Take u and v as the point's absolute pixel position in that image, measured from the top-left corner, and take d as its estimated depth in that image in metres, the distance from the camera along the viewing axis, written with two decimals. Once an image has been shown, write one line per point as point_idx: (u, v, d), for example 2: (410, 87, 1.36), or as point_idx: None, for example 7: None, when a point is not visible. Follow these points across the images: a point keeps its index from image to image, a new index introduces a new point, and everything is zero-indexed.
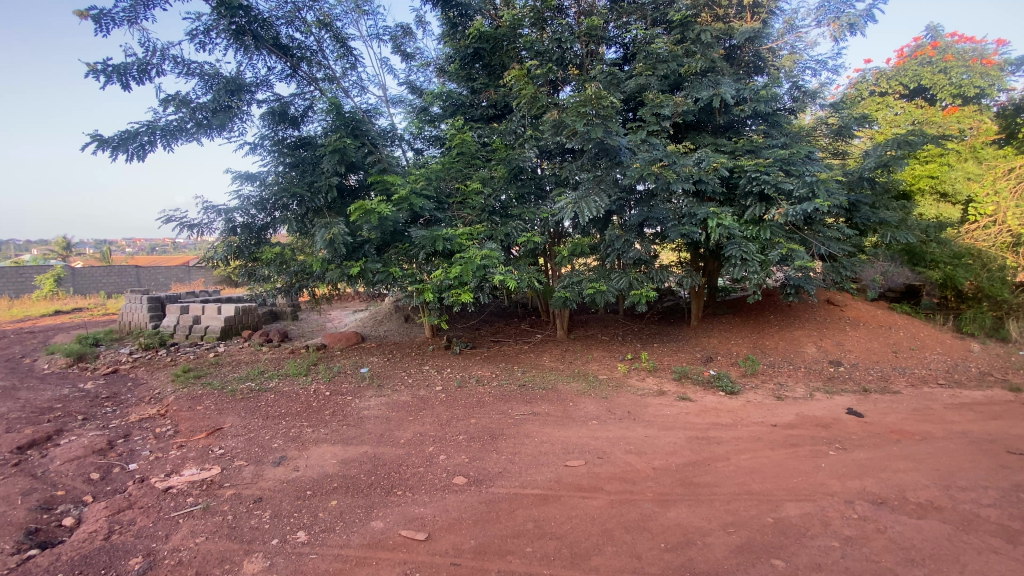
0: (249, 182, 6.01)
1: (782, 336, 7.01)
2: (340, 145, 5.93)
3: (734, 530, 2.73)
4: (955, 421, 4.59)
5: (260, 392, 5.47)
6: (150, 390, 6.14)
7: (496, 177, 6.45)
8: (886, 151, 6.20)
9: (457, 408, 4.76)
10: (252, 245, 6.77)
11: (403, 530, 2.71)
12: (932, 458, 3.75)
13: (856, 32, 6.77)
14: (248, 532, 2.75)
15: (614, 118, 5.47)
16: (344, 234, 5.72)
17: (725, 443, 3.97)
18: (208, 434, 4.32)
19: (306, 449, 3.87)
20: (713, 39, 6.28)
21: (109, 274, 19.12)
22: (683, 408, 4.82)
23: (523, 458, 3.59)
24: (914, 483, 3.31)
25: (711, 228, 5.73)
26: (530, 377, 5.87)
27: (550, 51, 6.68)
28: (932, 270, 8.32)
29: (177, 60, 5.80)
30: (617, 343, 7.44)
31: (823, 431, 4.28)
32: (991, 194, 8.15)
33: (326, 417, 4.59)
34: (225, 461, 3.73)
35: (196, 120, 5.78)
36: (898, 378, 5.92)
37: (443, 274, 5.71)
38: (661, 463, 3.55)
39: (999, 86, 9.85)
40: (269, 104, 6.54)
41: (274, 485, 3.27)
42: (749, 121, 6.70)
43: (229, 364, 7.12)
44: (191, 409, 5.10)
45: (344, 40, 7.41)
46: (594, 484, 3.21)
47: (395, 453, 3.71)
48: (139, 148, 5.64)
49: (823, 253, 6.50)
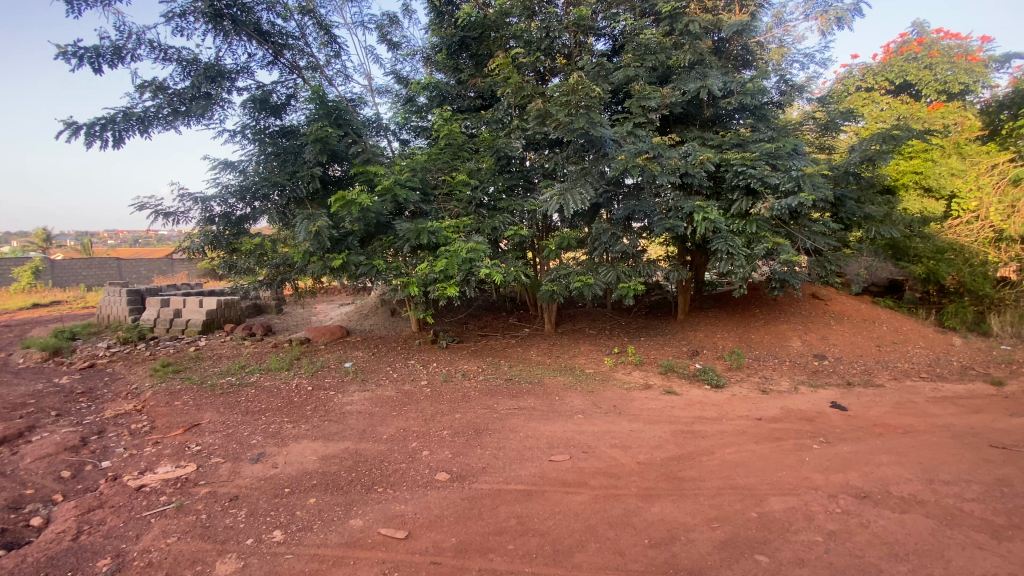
0: (229, 172, 5.86)
1: (767, 330, 7.03)
2: (322, 135, 5.79)
3: (718, 526, 2.70)
4: (937, 415, 4.62)
5: (240, 387, 5.36)
6: (127, 385, 5.99)
7: (483, 168, 6.36)
8: (870, 146, 6.24)
9: (442, 403, 4.70)
10: (229, 236, 6.59)
11: (383, 528, 2.65)
12: (916, 452, 3.76)
13: (844, 26, 6.76)
14: (222, 532, 2.67)
15: (599, 107, 5.40)
16: (327, 226, 5.57)
17: (709, 436, 3.96)
18: (185, 430, 4.22)
19: (286, 445, 3.78)
20: (701, 30, 6.23)
21: (89, 266, 18.64)
22: (669, 402, 4.80)
23: (507, 454, 3.53)
24: (898, 477, 3.32)
25: (697, 222, 5.70)
26: (516, 371, 5.82)
27: (539, 40, 6.58)
28: (915, 265, 8.50)
29: (153, 45, 5.61)
30: (605, 337, 7.42)
31: (807, 424, 4.29)
32: (974, 190, 8.13)
33: (307, 413, 4.50)
34: (201, 458, 3.64)
35: (173, 108, 5.61)
36: (881, 372, 5.97)
37: (428, 268, 5.61)
38: (646, 458, 3.52)
39: (984, 82, 9.91)
40: (250, 92, 6.37)
41: (251, 483, 3.19)
42: (736, 115, 6.66)
43: (210, 359, 6.98)
44: (169, 404, 4.98)
45: (327, 27, 7.28)
46: (578, 480, 3.17)
47: (377, 449, 3.64)
48: (115, 135, 5.45)
49: (809, 247, 6.52)
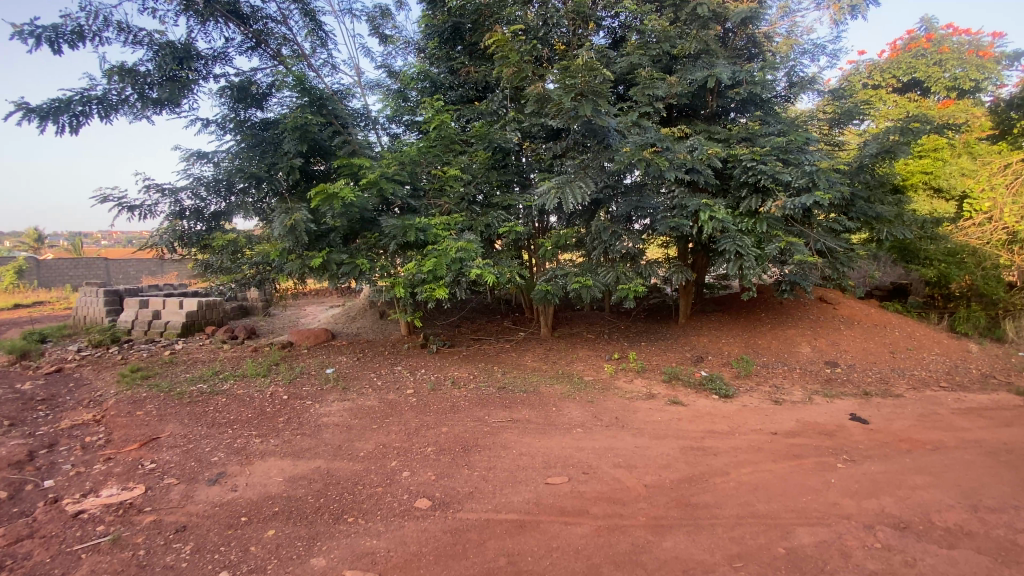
0: (201, 163, 5.45)
1: (774, 335, 6.67)
2: (302, 122, 5.40)
3: (741, 565, 2.32)
4: (966, 428, 4.26)
5: (210, 396, 4.94)
6: (91, 392, 5.55)
7: (476, 163, 6.00)
8: (886, 138, 5.92)
9: (428, 414, 4.30)
10: (202, 231, 6.23)
11: (349, 569, 2.25)
12: (951, 472, 3.40)
13: (857, 15, 6.44)
14: (159, 573, 2.26)
15: (605, 94, 4.98)
16: (305, 220, 5.15)
17: (722, 454, 3.58)
18: (141, 445, 3.81)
19: (250, 464, 3.37)
20: (709, 16, 5.88)
21: (76, 266, 18.14)
22: (675, 414, 4.42)
23: (498, 475, 3.13)
24: (936, 502, 2.95)
25: (703, 220, 5.33)
26: (510, 379, 5.42)
27: (536, 28, 6.17)
28: (926, 268, 8.15)
29: (120, 26, 5.22)
30: (603, 341, 7.04)
31: (827, 439, 3.92)
32: (987, 190, 7.76)
33: (279, 425, 4.09)
34: (153, 478, 3.22)
35: (139, 92, 5.20)
36: (898, 381, 5.60)
37: (415, 267, 5.18)
38: (653, 480, 3.13)
39: (995, 79, 9.63)
40: (228, 79, 5.98)
41: (203, 510, 2.79)
42: (744, 109, 6.31)
43: (184, 363, 6.54)
44: (130, 415, 4.56)
45: (313, 14, 6.93)
46: (578, 507, 2.78)
47: (352, 469, 3.24)
48: (72, 119, 5.03)
49: (821, 249, 6.16)
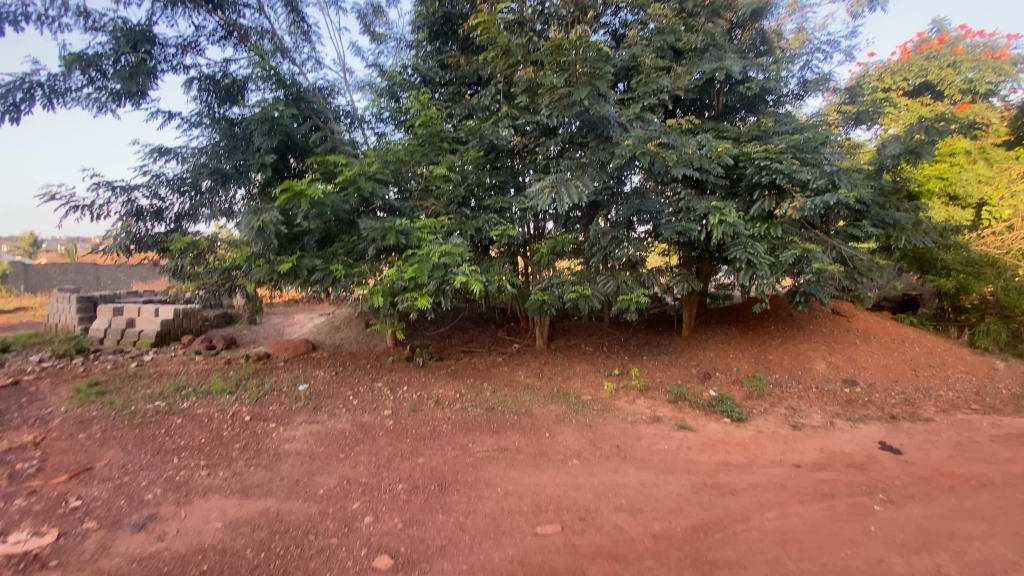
0: (163, 158, 5.00)
1: (786, 350, 6.21)
2: (273, 114, 4.93)
3: None
4: (1010, 460, 3.76)
5: (165, 416, 4.43)
6: (40, 409, 5.03)
7: (467, 161, 5.53)
8: (910, 138, 5.47)
9: (404, 441, 3.81)
10: (162, 234, 5.73)
11: None
12: (1007, 516, 2.91)
13: (876, 8, 6.02)
14: None
15: (604, 79, 4.52)
16: (275, 220, 4.68)
17: (740, 494, 3.08)
18: (72, 477, 3.30)
19: (187, 504, 2.87)
20: (719, 4, 5.47)
21: (65, 271, 17.48)
22: (683, 442, 3.92)
23: (479, 523, 2.64)
24: (1000, 560, 2.46)
25: (712, 224, 4.87)
26: (500, 398, 4.93)
27: (531, 19, 5.75)
28: (943, 279, 7.59)
29: (78, 10, 4.84)
30: (601, 356, 6.55)
31: (858, 474, 3.43)
32: (1006, 197, 7.22)
33: (233, 453, 3.60)
34: (71, 522, 2.72)
35: (90, 79, 4.76)
36: (925, 403, 5.11)
37: (395, 274, 4.70)
38: (662, 529, 2.64)
39: (1011, 80, 9.24)
40: (198, 70, 5.55)
41: (117, 568, 2.30)
42: (754, 108, 5.89)
43: (147, 377, 6.03)
44: (71, 438, 4.04)
45: (296, 5, 6.53)
46: (573, 567, 2.29)
47: (305, 512, 2.75)
48: (12, 107, 4.66)
49: (838, 257, 5.71)
